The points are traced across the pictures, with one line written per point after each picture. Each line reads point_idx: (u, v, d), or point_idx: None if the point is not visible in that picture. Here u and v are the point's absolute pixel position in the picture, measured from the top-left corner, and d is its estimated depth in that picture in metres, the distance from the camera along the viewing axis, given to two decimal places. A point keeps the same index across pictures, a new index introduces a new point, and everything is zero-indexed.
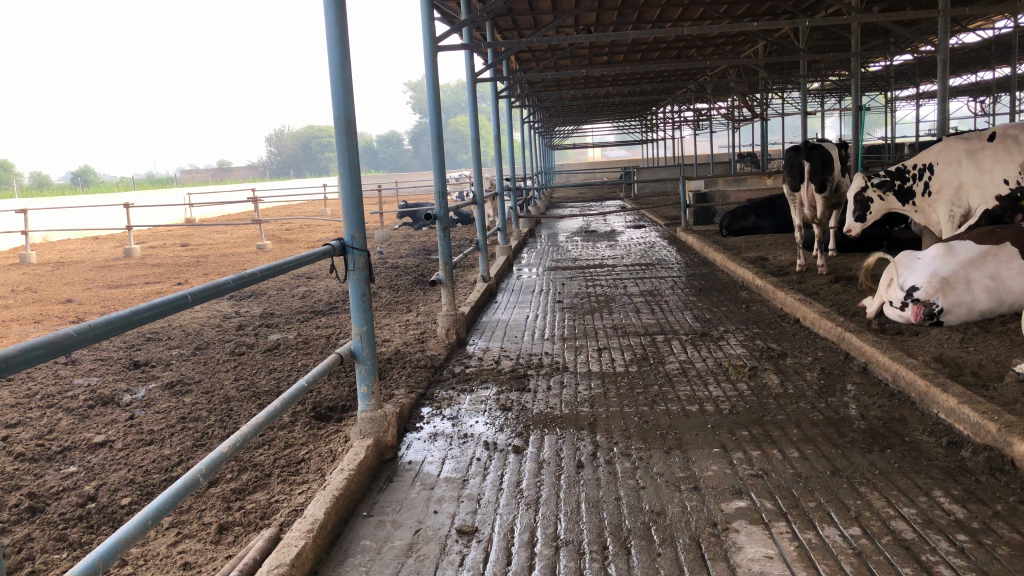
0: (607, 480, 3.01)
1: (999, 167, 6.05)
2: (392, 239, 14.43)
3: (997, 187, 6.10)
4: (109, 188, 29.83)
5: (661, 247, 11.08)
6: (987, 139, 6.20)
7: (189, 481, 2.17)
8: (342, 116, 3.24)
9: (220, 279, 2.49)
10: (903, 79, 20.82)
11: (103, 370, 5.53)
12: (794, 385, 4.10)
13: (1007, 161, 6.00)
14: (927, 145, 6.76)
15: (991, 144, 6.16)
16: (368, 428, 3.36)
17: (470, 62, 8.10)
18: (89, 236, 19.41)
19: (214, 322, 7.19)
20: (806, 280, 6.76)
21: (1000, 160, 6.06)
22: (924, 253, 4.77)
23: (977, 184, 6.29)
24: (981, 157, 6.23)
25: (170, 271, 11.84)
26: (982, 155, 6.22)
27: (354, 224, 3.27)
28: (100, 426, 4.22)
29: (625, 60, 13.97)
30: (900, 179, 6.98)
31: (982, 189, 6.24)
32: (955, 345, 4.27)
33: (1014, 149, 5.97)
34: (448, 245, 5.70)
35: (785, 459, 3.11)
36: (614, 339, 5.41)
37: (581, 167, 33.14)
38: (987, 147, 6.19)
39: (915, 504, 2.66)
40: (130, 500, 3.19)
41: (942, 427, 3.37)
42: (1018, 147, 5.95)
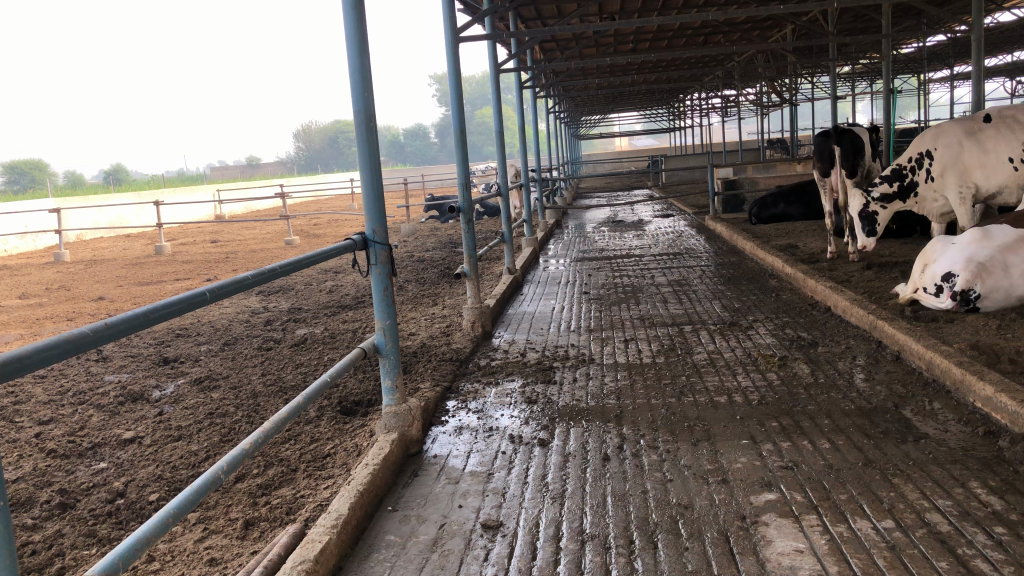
0: (634, 473, 2.97)
1: (1004, 145, 6.09)
2: (419, 233, 14.45)
3: (1002, 167, 6.13)
4: (140, 186, 30.21)
5: (689, 236, 10.97)
6: (984, 121, 6.27)
7: (211, 478, 2.16)
8: (361, 109, 3.21)
9: (241, 275, 2.47)
10: (937, 61, 20.41)
11: (134, 367, 5.59)
12: (825, 375, 4.03)
13: (1012, 140, 6.06)
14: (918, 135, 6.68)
15: (989, 124, 6.22)
16: (393, 422, 3.34)
17: (493, 52, 8.06)
18: (121, 234, 19.66)
19: (243, 317, 7.24)
20: (837, 268, 6.65)
21: (1004, 139, 6.10)
22: (958, 239, 4.65)
23: (982, 165, 6.25)
24: (982, 137, 6.23)
25: (200, 268, 11.95)
26: (983, 135, 6.23)
27: (375, 218, 3.25)
28: (130, 422, 4.26)
29: (650, 48, 13.82)
30: (897, 180, 6.84)
31: (988, 170, 6.21)
32: (991, 332, 4.16)
33: (1016, 127, 6.07)
34: (472, 237, 5.66)
35: (816, 451, 3.05)
36: (641, 330, 5.35)
37: (607, 158, 32.99)
38: (987, 127, 6.23)
39: (951, 496, 2.59)
40: (158, 496, 3.21)
41: (978, 416, 3.28)
42: (1020, 126, 6.06)
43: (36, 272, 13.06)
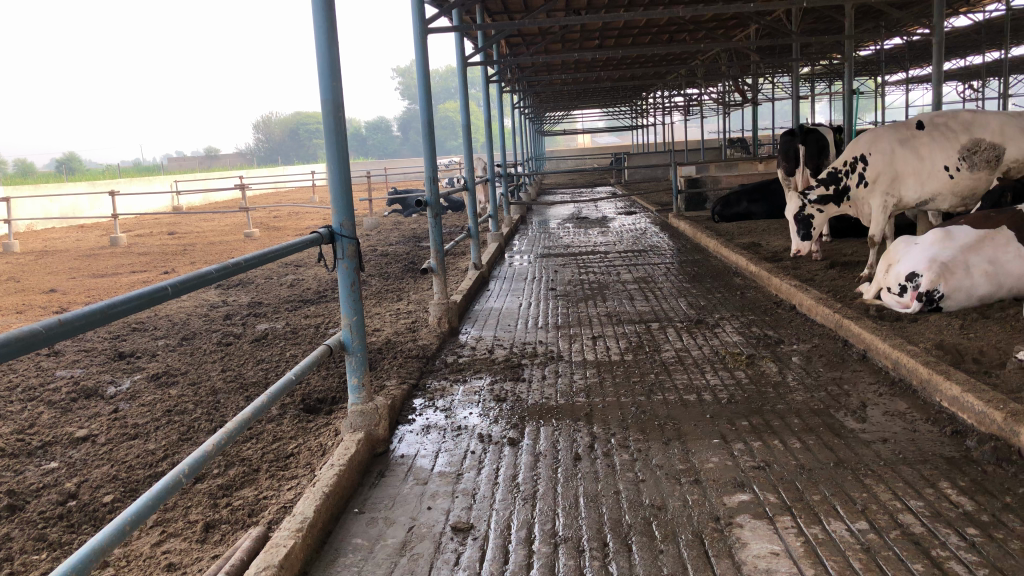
0: (606, 473, 2.93)
1: (940, 153, 5.94)
2: (382, 227, 14.30)
3: (938, 175, 5.98)
4: (94, 176, 29.53)
5: (653, 233, 10.99)
6: (916, 127, 6.08)
7: (171, 483, 2.07)
8: (329, 98, 3.12)
9: (203, 269, 2.36)
10: (895, 64, 20.75)
11: (87, 362, 5.42)
12: (793, 373, 4.03)
13: (948, 147, 5.93)
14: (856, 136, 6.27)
15: (922, 131, 6.04)
16: (359, 421, 3.26)
17: (460, 45, 7.96)
18: (73, 224, 19.18)
19: (201, 312, 7.07)
20: (801, 267, 6.68)
21: (938, 146, 5.95)
22: (920, 239, 4.72)
23: (915, 172, 6.05)
24: (916, 144, 6.03)
25: (157, 260, 11.68)
26: (918, 142, 6.02)
27: (343, 211, 3.16)
28: (83, 420, 4.11)
29: (615, 44, 13.82)
30: (833, 183, 6.55)
31: (923, 177, 6.04)
32: (955, 331, 4.20)
33: (950, 135, 5.94)
34: (439, 232, 5.58)
35: (787, 450, 3.04)
36: (609, 327, 5.32)
37: (570, 154, 33.03)
38: (920, 134, 6.04)
39: (922, 496, 2.59)
40: (112, 497, 3.09)
41: (945, 416, 3.30)
42: (953, 133, 5.95)
43: None
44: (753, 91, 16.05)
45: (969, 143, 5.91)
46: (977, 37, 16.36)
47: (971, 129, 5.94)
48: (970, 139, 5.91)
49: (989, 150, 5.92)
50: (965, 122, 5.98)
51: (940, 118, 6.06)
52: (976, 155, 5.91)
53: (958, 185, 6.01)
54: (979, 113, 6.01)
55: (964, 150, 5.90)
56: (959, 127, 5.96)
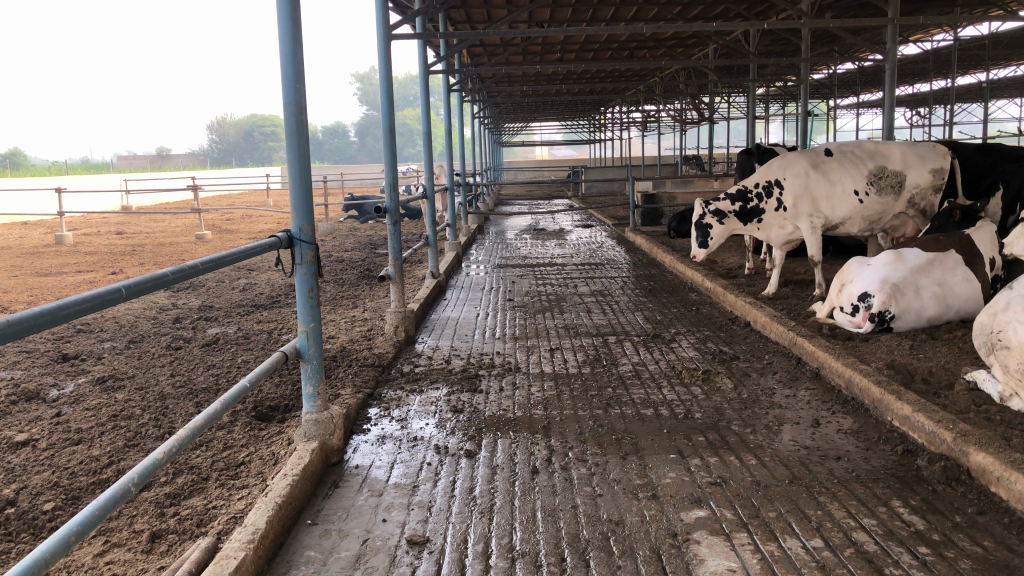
0: (563, 487, 2.92)
1: (849, 178, 6.00)
2: (338, 233, 14.17)
3: (848, 199, 6.03)
4: (41, 172, 28.78)
5: (609, 246, 11.05)
6: (824, 156, 6.15)
7: (120, 492, 2.01)
8: (292, 100, 3.05)
9: (158, 270, 2.29)
10: (846, 88, 21.25)
11: (29, 364, 5.24)
12: (748, 390, 4.06)
13: (856, 173, 6.02)
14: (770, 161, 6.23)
15: (831, 158, 6.11)
16: (313, 431, 3.20)
17: (423, 53, 7.92)
18: (17, 221, 18.63)
19: (149, 314, 6.89)
20: (755, 284, 6.77)
21: (848, 172, 6.03)
22: (874, 260, 4.79)
23: (828, 196, 6.04)
24: (826, 169, 6.06)
25: (104, 260, 11.38)
26: (828, 167, 6.06)
27: (302, 215, 3.11)
28: (23, 424, 3.96)
29: (577, 58, 13.91)
30: (740, 201, 6.31)
31: (834, 201, 6.05)
32: (905, 352, 4.28)
33: (858, 162, 6.06)
34: (398, 239, 5.53)
35: (743, 466, 3.06)
36: (566, 340, 5.31)
37: (527, 166, 33.13)
38: (829, 160, 6.11)
39: (875, 515, 2.62)
40: (53, 505, 2.97)
41: (896, 435, 3.35)
42: (860, 161, 6.06)
43: None
44: (710, 110, 16.30)
45: (876, 169, 6.05)
46: (927, 64, 16.82)
47: (877, 156, 6.10)
48: (876, 166, 6.05)
49: (894, 176, 6.08)
50: (870, 150, 6.14)
51: (846, 146, 6.19)
52: (882, 180, 6.05)
53: (866, 210, 6.11)
54: (882, 143, 6.20)
55: (871, 175, 6.02)
56: (865, 154, 6.11)
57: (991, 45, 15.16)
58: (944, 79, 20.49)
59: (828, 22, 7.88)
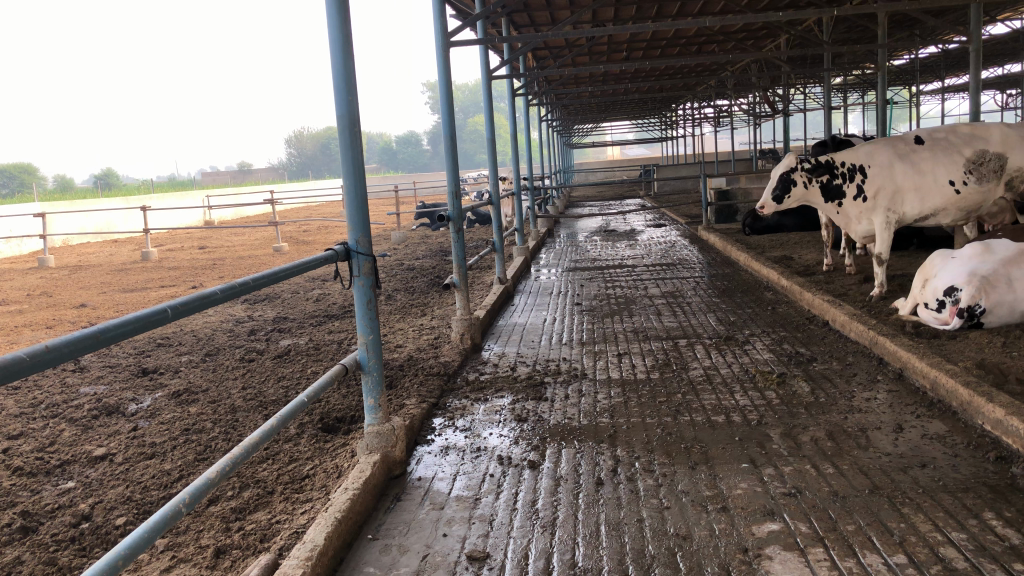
0: (629, 499, 2.82)
1: (942, 167, 5.67)
2: (409, 241, 14.31)
3: (941, 190, 5.70)
4: (129, 191, 30.02)
5: (682, 246, 10.84)
6: (914, 143, 5.83)
7: (170, 513, 2.00)
8: (345, 113, 3.05)
9: (208, 289, 2.28)
10: (928, 74, 20.42)
11: (111, 378, 5.40)
12: (826, 393, 3.89)
13: (951, 162, 5.67)
14: (855, 146, 6.02)
15: (922, 146, 5.78)
16: (375, 443, 3.18)
17: (485, 59, 7.89)
18: (108, 239, 19.47)
19: (226, 327, 7.05)
20: (834, 281, 6.51)
21: (941, 161, 5.69)
22: (958, 253, 4.52)
23: (916, 187, 5.74)
24: (916, 158, 5.75)
25: (186, 275, 11.75)
26: (918, 157, 5.74)
27: (359, 227, 3.09)
28: (103, 438, 4.08)
29: (644, 56, 13.73)
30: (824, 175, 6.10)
31: (924, 193, 5.74)
32: (996, 350, 4.02)
33: (953, 149, 5.71)
34: (462, 246, 5.48)
35: (820, 476, 2.90)
36: (635, 344, 5.20)
37: (597, 166, 32.86)
38: (920, 148, 5.78)
39: (965, 528, 2.44)
40: (125, 520, 3.03)
41: (988, 440, 3.14)
42: (955, 148, 5.71)
43: (19, 278, 12.84)
44: (784, 103, 15.87)
45: (973, 155, 5.69)
46: (1014, 44, 15.99)
47: (973, 142, 5.74)
48: (974, 152, 5.69)
49: (994, 161, 5.69)
50: (965, 135, 5.77)
51: (939, 132, 5.84)
52: (981, 167, 5.67)
53: (963, 200, 5.76)
54: (980, 125, 5.82)
55: (969, 163, 5.66)
56: (960, 141, 5.75)
57: None
58: None
59: (907, 4, 7.53)
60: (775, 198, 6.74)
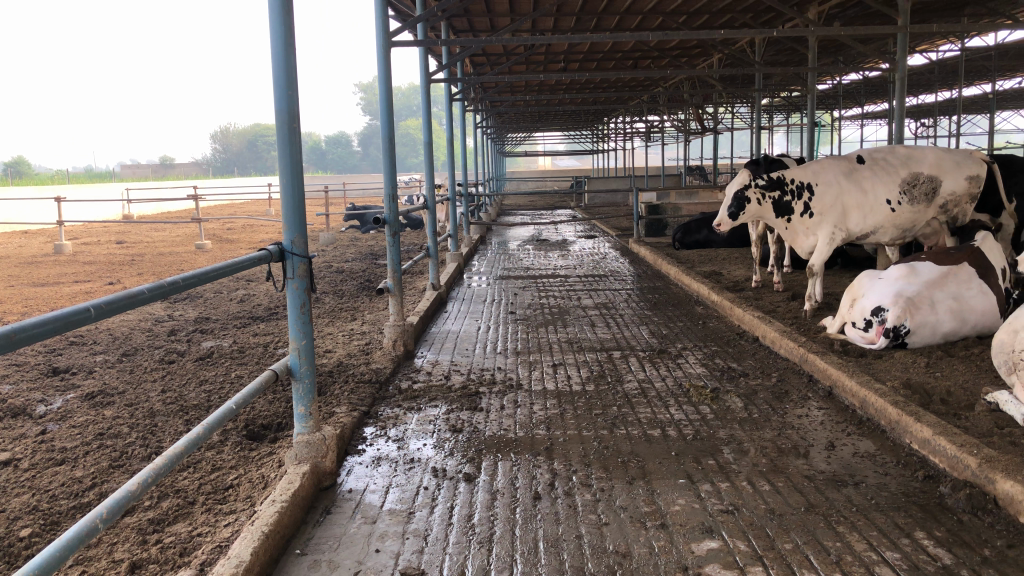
0: (567, 515, 2.77)
1: (882, 187, 5.87)
2: (338, 243, 14.07)
3: (880, 209, 5.90)
4: (44, 181, 28.78)
5: (613, 257, 10.91)
6: (856, 163, 6.00)
7: (85, 529, 1.86)
8: (284, 108, 2.93)
9: (134, 288, 2.13)
10: (851, 100, 21.15)
11: (18, 378, 5.09)
12: (758, 409, 3.92)
13: (889, 181, 5.88)
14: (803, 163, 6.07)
15: (863, 165, 5.96)
16: (304, 453, 3.06)
17: (424, 62, 7.78)
18: (17, 230, 18.59)
19: (145, 326, 6.75)
20: (763, 297, 6.63)
21: (880, 180, 5.89)
22: (884, 274, 4.65)
23: (859, 206, 5.91)
24: (858, 177, 5.92)
25: (102, 271, 11.25)
26: (860, 175, 5.92)
27: (294, 227, 2.97)
28: (7, 442, 3.82)
29: (580, 68, 13.82)
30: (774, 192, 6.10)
31: (865, 211, 5.91)
32: (921, 370, 4.13)
33: (891, 169, 5.91)
34: (397, 250, 5.36)
35: (756, 493, 2.90)
36: (569, 354, 5.17)
37: (529, 176, 33.04)
38: (861, 168, 5.96)
39: (898, 547, 2.46)
40: (30, 531, 2.83)
41: (916, 459, 3.20)
42: (893, 168, 5.92)
43: None
44: (714, 121, 16.20)
45: (909, 176, 5.90)
46: (933, 75, 16.66)
47: (910, 163, 5.94)
48: (909, 173, 5.90)
49: (928, 183, 5.92)
50: (902, 156, 5.99)
51: (878, 153, 6.04)
52: (916, 188, 5.90)
53: (899, 219, 5.97)
54: (915, 148, 6.06)
55: (904, 183, 5.88)
56: (898, 161, 5.95)
57: (996, 56, 15.04)
58: (950, 89, 20.43)
59: (839, 29, 7.76)
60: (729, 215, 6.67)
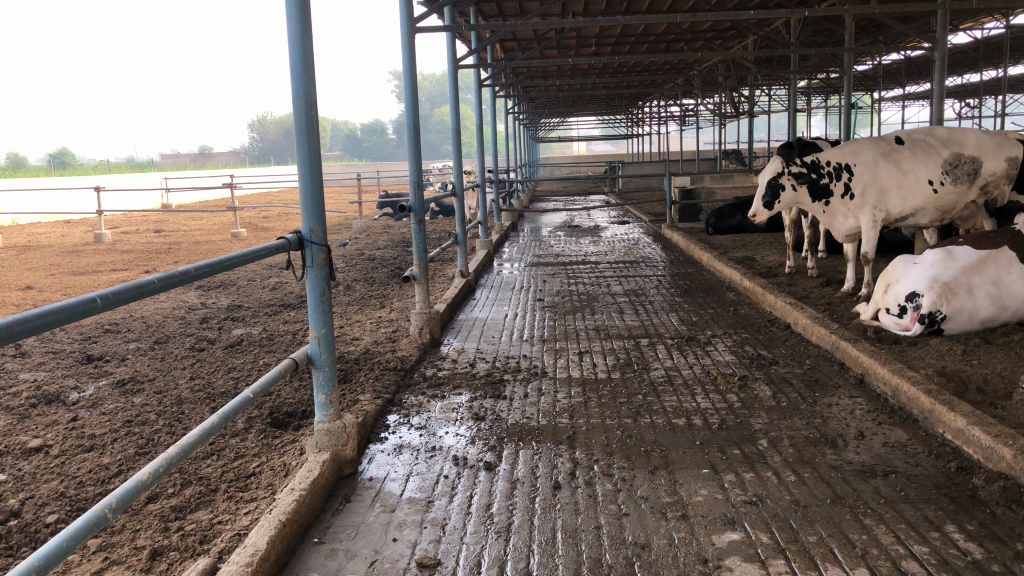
0: (586, 505, 2.73)
1: (923, 167, 5.71)
2: (371, 230, 14.13)
3: (921, 189, 5.73)
4: (86, 171, 29.29)
5: (645, 244, 10.79)
6: (895, 143, 5.85)
7: (94, 519, 1.86)
8: (301, 95, 2.92)
9: (144, 278, 2.13)
10: (892, 80, 20.65)
11: (53, 365, 5.17)
12: (787, 397, 3.84)
13: (930, 162, 5.72)
14: (839, 146, 5.93)
15: (903, 146, 5.81)
16: (325, 441, 3.06)
17: (452, 47, 7.74)
18: (60, 219, 18.95)
19: (178, 314, 6.83)
20: (796, 283, 6.51)
21: (921, 161, 5.73)
22: (920, 259, 4.52)
23: (899, 186, 5.74)
24: (898, 158, 5.76)
25: (140, 259, 11.41)
26: (900, 156, 5.76)
27: (313, 215, 2.96)
28: (39, 429, 3.88)
29: (612, 52, 13.68)
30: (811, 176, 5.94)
31: (906, 191, 5.74)
32: (957, 357, 4.02)
33: (932, 150, 5.76)
34: (422, 238, 5.34)
35: (781, 483, 2.84)
36: (596, 342, 5.13)
37: (563, 162, 32.87)
38: (901, 148, 5.80)
39: (927, 541, 2.39)
40: (56, 518, 2.86)
41: (948, 449, 3.11)
42: (934, 149, 5.77)
43: None
44: (749, 103, 15.92)
45: (951, 157, 5.75)
46: (977, 53, 16.17)
47: (950, 144, 5.80)
48: (951, 154, 5.75)
49: (970, 164, 5.77)
50: (942, 138, 5.85)
51: (918, 134, 5.89)
52: (958, 169, 5.75)
53: (940, 201, 5.81)
54: (955, 130, 5.91)
55: (947, 164, 5.72)
56: (939, 142, 5.81)
57: None
58: (994, 69, 19.90)
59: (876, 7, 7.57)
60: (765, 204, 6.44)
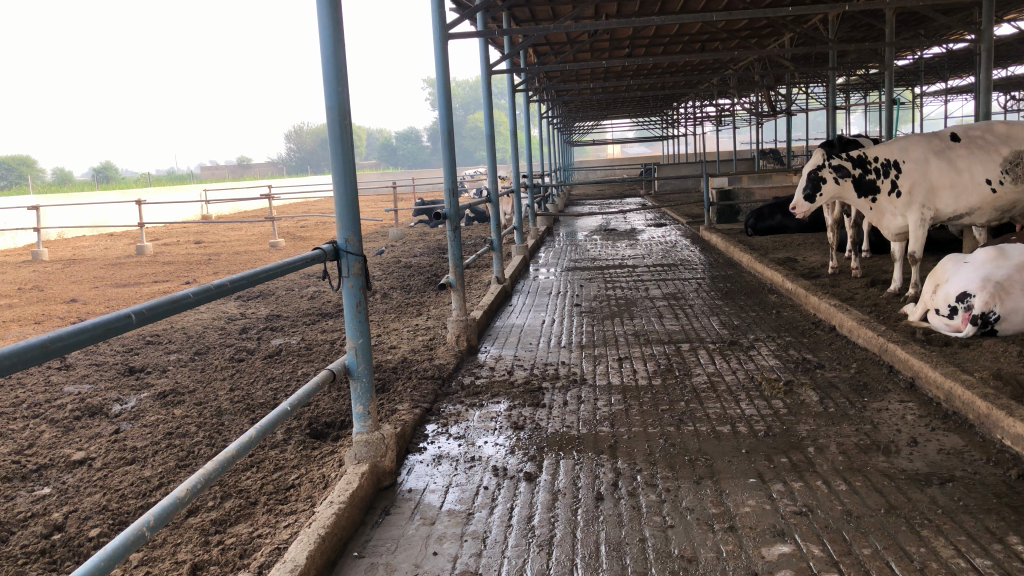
0: (630, 517, 2.67)
1: (980, 165, 5.50)
2: (407, 238, 14.16)
3: (977, 189, 5.53)
4: (129, 184, 29.88)
5: (683, 246, 10.66)
6: (950, 140, 5.64)
7: (132, 537, 1.83)
8: (335, 105, 2.89)
9: (180, 293, 2.12)
10: (933, 75, 20.23)
11: (96, 377, 5.23)
12: (835, 403, 3.73)
13: (989, 160, 5.51)
14: (888, 142, 5.82)
15: (958, 144, 5.60)
16: (363, 453, 3.03)
17: (485, 53, 7.71)
18: (104, 233, 19.30)
19: (218, 325, 6.88)
20: (840, 284, 6.35)
21: (978, 159, 5.52)
22: (971, 258, 4.36)
23: (952, 185, 5.55)
24: (952, 156, 5.57)
25: (181, 270, 11.56)
26: (954, 154, 5.56)
27: (348, 226, 2.94)
28: (83, 441, 3.91)
29: (646, 53, 13.56)
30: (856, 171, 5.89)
31: (960, 190, 5.54)
32: (1012, 359, 3.87)
33: (990, 148, 5.55)
34: (458, 244, 5.30)
35: (831, 493, 2.75)
36: (635, 348, 5.04)
37: (599, 166, 32.71)
38: (956, 146, 5.60)
39: (989, 554, 2.29)
40: (99, 531, 2.87)
41: (1008, 456, 2.99)
42: (993, 147, 5.56)
43: (12, 272, 12.68)
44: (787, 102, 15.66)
45: (1010, 155, 5.54)
46: (1020, 45, 15.76)
47: (1010, 142, 5.59)
48: (1011, 152, 5.54)
49: None
50: (1001, 135, 5.63)
51: (974, 131, 5.67)
52: (1018, 168, 5.52)
53: (999, 200, 5.59)
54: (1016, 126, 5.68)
55: (1006, 162, 5.51)
56: (998, 140, 5.60)
57: None
58: None
59: None
60: (806, 196, 6.44)
